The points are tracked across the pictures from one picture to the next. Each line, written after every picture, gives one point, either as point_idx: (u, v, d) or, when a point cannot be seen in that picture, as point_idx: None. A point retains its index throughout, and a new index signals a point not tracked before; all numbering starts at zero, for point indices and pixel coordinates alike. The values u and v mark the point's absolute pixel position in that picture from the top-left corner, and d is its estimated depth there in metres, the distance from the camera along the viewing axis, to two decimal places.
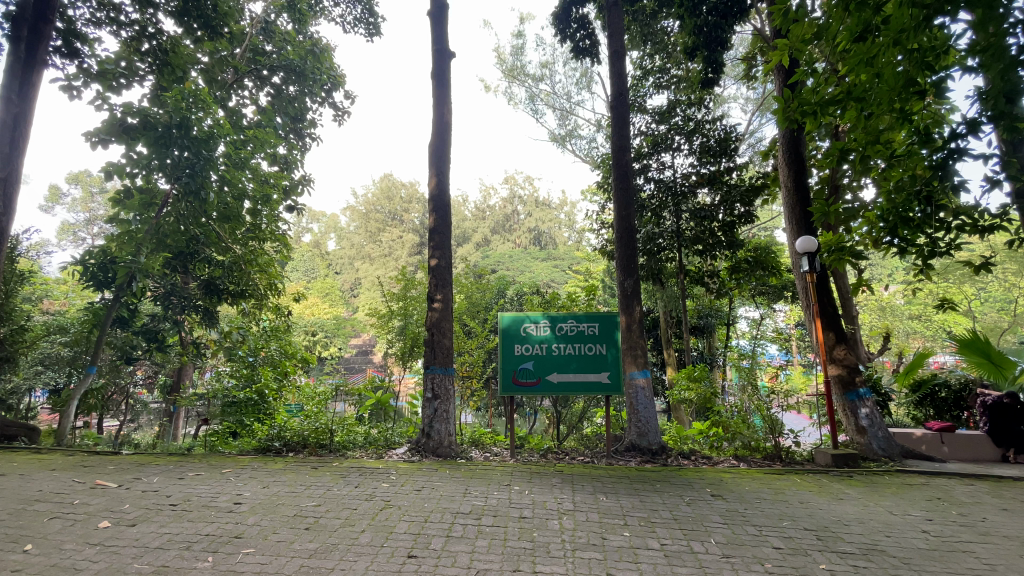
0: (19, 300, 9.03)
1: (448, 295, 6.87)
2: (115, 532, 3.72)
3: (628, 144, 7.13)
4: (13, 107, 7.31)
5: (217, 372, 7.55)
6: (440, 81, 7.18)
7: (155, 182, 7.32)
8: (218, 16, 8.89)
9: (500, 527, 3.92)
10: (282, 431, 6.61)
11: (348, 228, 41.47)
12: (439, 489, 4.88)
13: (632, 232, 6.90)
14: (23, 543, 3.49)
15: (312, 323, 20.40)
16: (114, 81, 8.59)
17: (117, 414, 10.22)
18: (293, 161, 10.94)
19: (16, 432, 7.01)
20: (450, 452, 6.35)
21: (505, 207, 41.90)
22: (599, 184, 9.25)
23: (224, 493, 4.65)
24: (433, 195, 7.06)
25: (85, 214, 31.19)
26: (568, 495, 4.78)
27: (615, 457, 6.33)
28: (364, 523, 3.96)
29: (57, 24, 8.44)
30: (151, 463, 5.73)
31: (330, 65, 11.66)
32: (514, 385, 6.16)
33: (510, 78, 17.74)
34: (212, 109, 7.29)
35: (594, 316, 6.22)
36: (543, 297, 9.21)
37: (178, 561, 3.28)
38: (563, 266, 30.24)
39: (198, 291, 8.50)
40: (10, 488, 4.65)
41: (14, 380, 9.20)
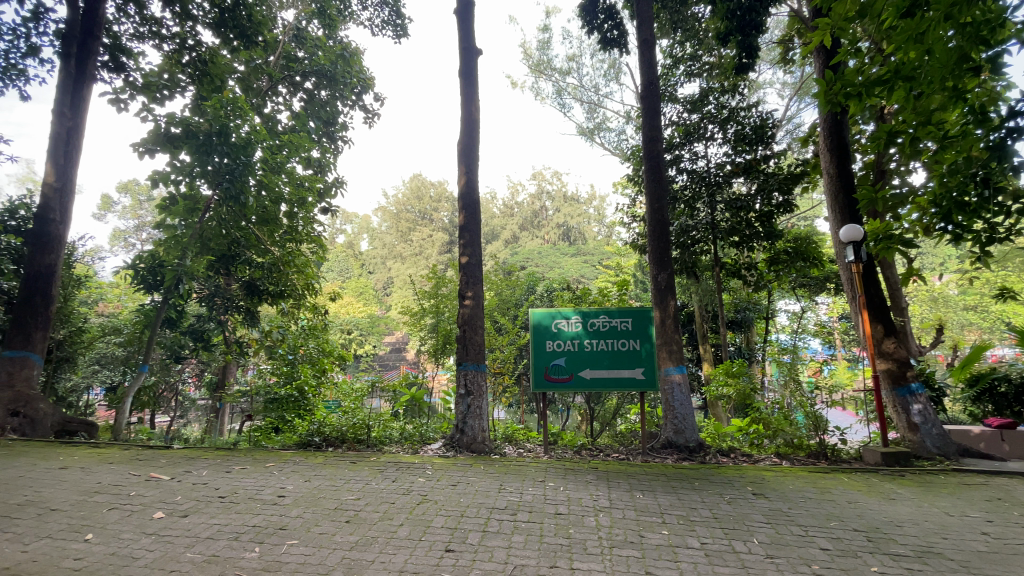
0: (77, 304, 9.63)
1: (479, 292, 6.86)
2: (168, 523, 3.90)
3: (660, 133, 6.95)
4: (66, 120, 7.77)
5: (260, 370, 7.83)
6: (468, 79, 7.19)
7: (197, 189, 7.57)
8: (252, 25, 9.18)
9: (536, 524, 3.90)
10: (322, 426, 6.79)
11: (379, 229, 42.28)
12: (474, 484, 4.91)
13: (666, 225, 6.75)
14: (84, 533, 3.70)
15: (348, 322, 21.01)
16: (157, 93, 9.00)
17: (167, 411, 10.74)
18: (326, 164, 11.22)
19: (75, 428, 7.41)
20: (484, 448, 6.39)
21: (533, 203, 41.83)
22: (629, 177, 9.07)
23: (268, 487, 4.81)
24: (462, 194, 7.09)
25: (134, 221, 32.94)
26: (604, 492, 4.73)
27: (652, 454, 6.21)
28: (402, 517, 4.02)
29: (105, 41, 8.89)
30: (200, 457, 5.99)
31: (360, 68, 11.89)
32: (546, 382, 6.13)
33: (536, 73, 17.65)
34: (249, 116, 7.54)
35: (628, 311, 6.11)
36: (574, 292, 9.13)
37: (227, 551, 3.41)
38: (593, 261, 29.98)
39: (239, 293, 9.05)
40: (72, 481, 4.94)
41: (73, 379, 9.78)
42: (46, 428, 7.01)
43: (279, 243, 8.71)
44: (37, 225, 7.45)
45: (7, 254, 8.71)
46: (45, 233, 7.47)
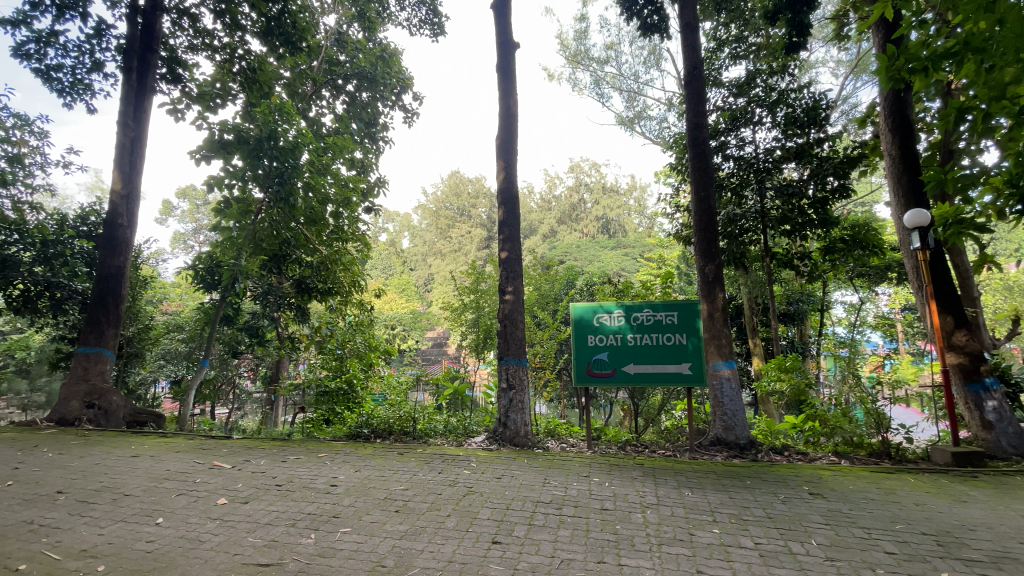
0: (143, 303, 10.32)
1: (519, 287, 6.85)
2: (231, 508, 4.13)
3: (705, 120, 6.72)
4: (130, 131, 8.30)
5: (311, 365, 8.20)
6: (506, 73, 7.17)
7: (249, 192, 7.93)
8: (297, 31, 9.48)
9: (582, 518, 3.88)
10: (370, 418, 7.01)
11: (420, 227, 43.06)
12: (518, 478, 4.93)
13: (712, 214, 6.53)
14: (155, 516, 3.97)
15: (392, 318, 21.57)
16: (211, 102, 9.47)
17: (226, 403, 11.37)
18: (369, 164, 11.50)
19: (145, 419, 7.93)
20: (527, 442, 6.40)
21: (571, 196, 41.43)
22: (672, 166, 8.81)
23: (321, 476, 5.00)
24: (501, 188, 7.10)
25: (193, 224, 35.00)
26: (651, 488, 4.65)
27: (700, 451, 6.03)
28: (449, 508, 4.09)
29: (163, 54, 9.43)
30: (258, 447, 6.31)
31: (400, 68, 12.12)
32: (588, 376, 6.07)
33: (574, 64, 17.41)
34: (295, 119, 7.81)
35: (673, 305, 5.96)
36: (615, 286, 8.99)
37: (285, 537, 3.57)
38: (634, 254, 29.41)
39: (292, 290, 9.35)
40: (144, 468, 5.31)
41: (141, 373, 10.49)
42: (118, 419, 7.53)
43: (327, 242, 9.13)
44: (107, 230, 8.01)
45: (81, 257, 9.43)
46: (114, 237, 8.02)
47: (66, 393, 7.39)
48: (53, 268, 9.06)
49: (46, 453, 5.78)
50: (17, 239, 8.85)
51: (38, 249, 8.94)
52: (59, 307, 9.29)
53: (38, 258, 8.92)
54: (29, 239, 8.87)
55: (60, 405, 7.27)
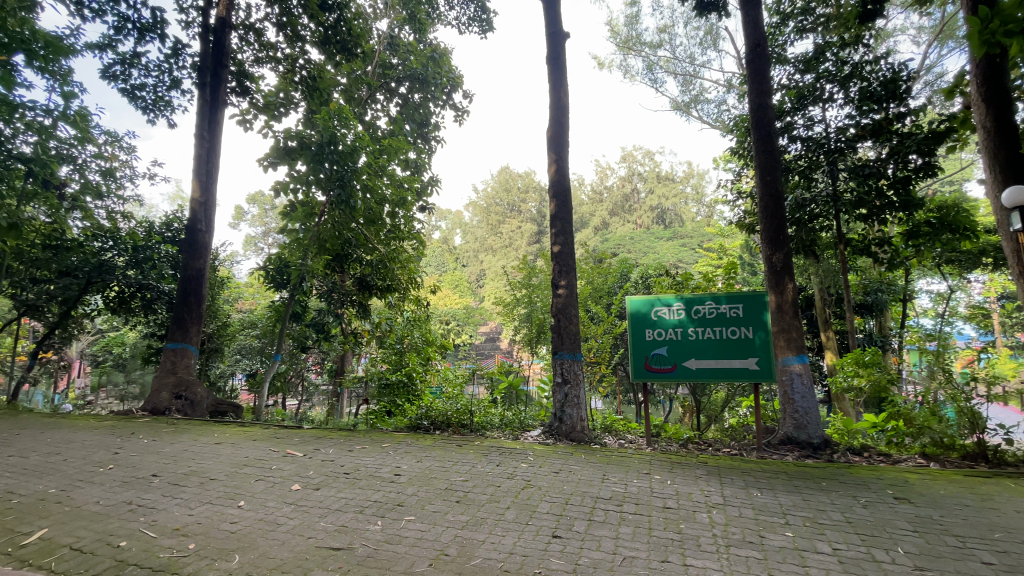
0: (220, 302, 11.17)
1: (573, 281, 6.78)
2: (304, 494, 4.38)
3: (770, 100, 6.35)
4: (206, 142, 8.95)
5: (372, 359, 8.50)
6: (556, 64, 7.10)
7: (312, 195, 8.36)
8: (352, 38, 9.84)
9: (644, 516, 3.80)
10: (429, 410, 7.18)
11: (471, 224, 43.66)
12: (576, 473, 4.91)
13: (779, 200, 6.17)
14: (237, 500, 4.29)
15: (446, 314, 22.05)
16: (276, 111, 10.02)
17: (296, 395, 12.04)
18: (423, 164, 11.77)
19: (226, 408, 8.64)
20: (583, 437, 6.34)
21: (624, 187, 40.57)
22: (733, 151, 8.38)
23: (385, 466, 5.20)
24: (553, 181, 7.04)
25: (262, 228, 37.35)
26: (716, 488, 4.47)
27: (768, 451, 5.73)
28: (508, 500, 4.14)
29: (232, 69, 10.07)
30: (326, 436, 6.65)
31: (450, 68, 12.34)
32: (647, 372, 5.92)
33: (625, 50, 16.96)
34: (353, 124, 8.13)
35: (737, 297, 5.69)
36: (673, 278, 8.71)
37: (354, 523, 3.75)
38: (691, 244, 28.44)
39: (353, 287, 9.85)
40: (226, 454, 5.74)
41: (220, 367, 11.56)
42: (202, 409, 8.17)
43: (385, 242, 9.43)
44: (189, 234, 8.69)
45: (167, 261, 10.30)
46: (195, 241, 8.69)
47: (158, 384, 8.10)
48: (144, 271, 9.95)
49: (142, 439, 6.37)
50: (112, 246, 9.78)
51: (130, 254, 9.85)
52: (149, 307, 10.19)
53: (131, 262, 9.83)
54: (123, 245, 9.79)
55: (153, 395, 7.96)
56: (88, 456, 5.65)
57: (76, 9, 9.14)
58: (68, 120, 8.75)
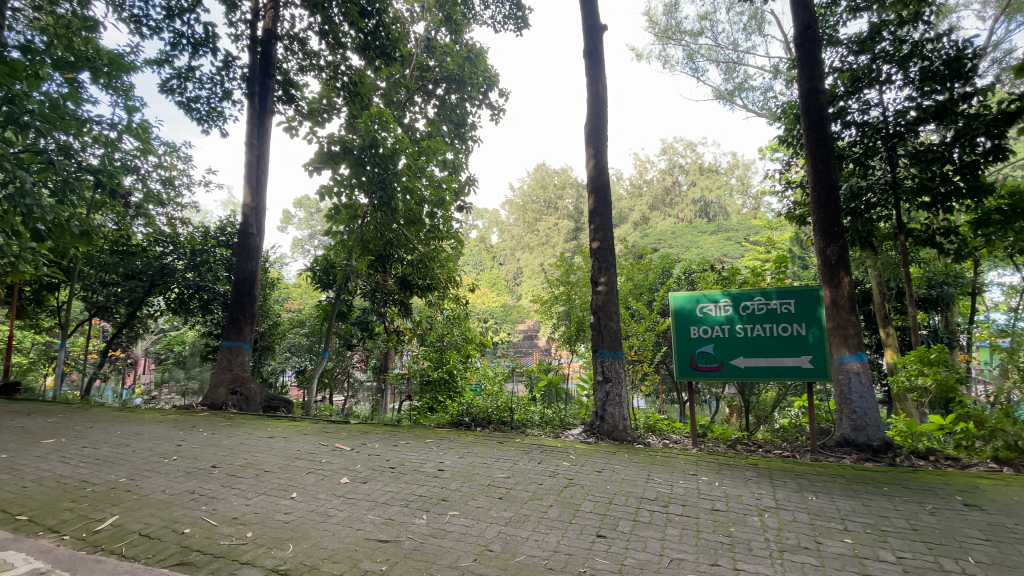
0: (271, 302, 11.73)
1: (613, 277, 6.68)
2: (353, 487, 4.53)
3: (822, 84, 6.04)
4: (255, 149, 9.36)
5: (414, 356, 8.66)
6: (593, 57, 7.01)
7: (355, 198, 8.63)
8: (390, 42, 10.04)
9: (691, 518, 3.70)
10: (470, 407, 7.26)
11: (508, 222, 43.79)
12: (620, 472, 4.84)
13: (833, 189, 5.86)
14: (290, 491, 4.48)
15: (485, 311, 22.24)
16: (319, 117, 10.36)
17: (342, 391, 12.43)
18: (461, 164, 11.90)
19: (278, 403, 9.03)
20: (626, 436, 6.24)
21: (664, 180, 39.69)
22: (781, 139, 8.00)
23: (429, 460, 5.31)
24: (592, 176, 6.96)
25: (308, 230, 38.87)
26: (768, 491, 4.30)
27: (824, 453, 5.46)
28: (552, 498, 4.13)
29: (279, 78, 10.50)
30: (372, 431, 6.85)
31: (486, 66, 12.41)
32: (692, 370, 5.77)
33: (664, 40, 16.54)
34: (392, 127, 8.29)
35: (789, 291, 5.45)
36: (718, 272, 8.44)
37: (400, 516, 3.84)
38: (737, 238, 27.54)
39: (395, 287, 10.05)
40: (279, 448, 6.00)
41: (272, 363, 12.05)
42: (256, 405, 8.57)
43: (425, 242, 9.60)
44: (241, 238, 9.12)
45: (222, 263, 10.85)
46: (247, 244, 9.10)
47: (215, 380, 8.55)
48: (201, 273, 10.52)
49: (202, 432, 6.75)
50: (172, 250, 10.41)
51: (188, 258, 10.45)
52: (206, 307, 10.77)
53: (189, 265, 10.43)
54: (181, 249, 10.41)
55: (211, 391, 8.42)
56: (154, 447, 6.04)
57: (135, 28, 9.75)
58: (131, 132, 9.36)
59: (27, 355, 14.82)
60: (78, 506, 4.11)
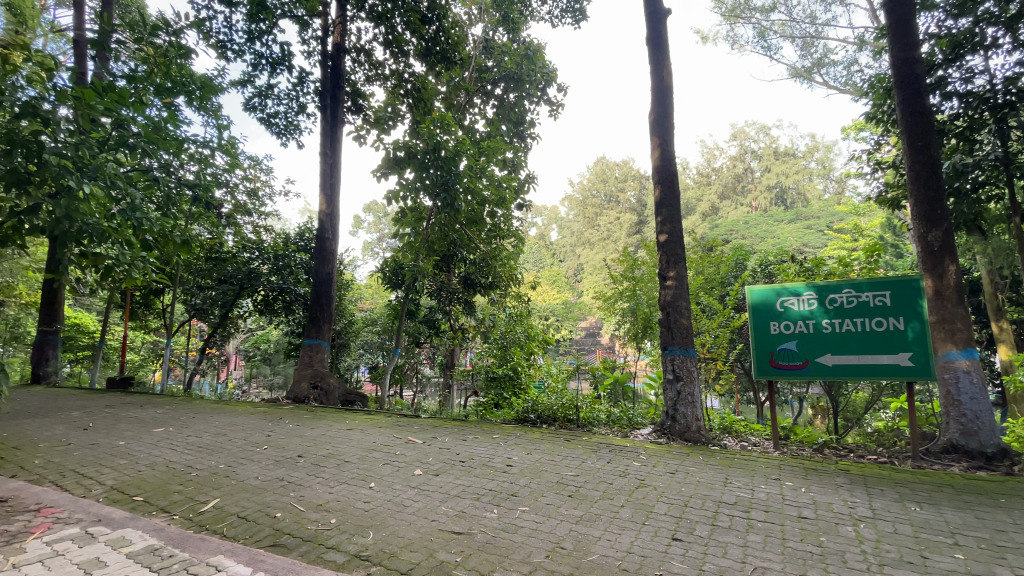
0: (346, 302, 12.41)
1: (683, 272, 6.43)
2: (426, 479, 4.70)
3: (919, 52, 5.45)
4: (328, 158, 9.91)
5: (479, 353, 8.80)
6: (657, 44, 6.77)
7: (420, 201, 8.92)
8: (451, 47, 10.26)
9: (776, 525, 3.49)
10: (536, 404, 7.29)
11: (569, 218, 43.44)
12: (695, 474, 4.65)
13: (935, 167, 5.28)
14: (368, 480, 4.72)
15: (547, 309, 22.19)
16: (385, 124, 10.78)
17: (411, 386, 12.89)
18: (520, 162, 11.94)
19: (355, 397, 9.55)
20: (699, 437, 5.99)
21: (734, 167, 37.65)
22: (868, 117, 7.32)
23: (498, 455, 5.39)
24: (658, 167, 6.73)
25: (377, 234, 40.76)
26: (862, 499, 3.96)
27: (927, 460, 4.95)
28: (623, 498, 4.05)
29: (348, 90, 11.05)
30: (442, 426, 7.05)
31: (544, 63, 12.37)
32: (772, 369, 5.45)
33: (732, 19, 15.65)
34: (453, 130, 8.46)
35: (883, 282, 4.99)
36: (799, 263, 7.90)
37: (472, 509, 3.93)
38: (818, 226, 25.63)
39: (460, 286, 10.42)
40: (357, 440, 6.33)
41: (347, 360, 12.73)
42: (334, 399, 9.11)
43: (487, 241, 9.79)
44: (318, 242, 9.70)
45: (302, 267, 11.62)
46: (324, 248, 9.68)
47: (298, 376, 9.16)
48: (283, 276, 11.35)
49: (288, 424, 7.27)
50: (257, 256, 11.30)
51: (272, 262, 11.31)
52: (289, 308, 11.57)
53: (273, 269, 11.29)
54: (266, 255, 11.28)
55: (295, 385, 9.03)
56: (247, 437, 6.58)
57: (221, 53, 10.64)
58: (221, 149, 10.21)
59: (139, 353, 16.65)
60: (185, 489, 4.56)
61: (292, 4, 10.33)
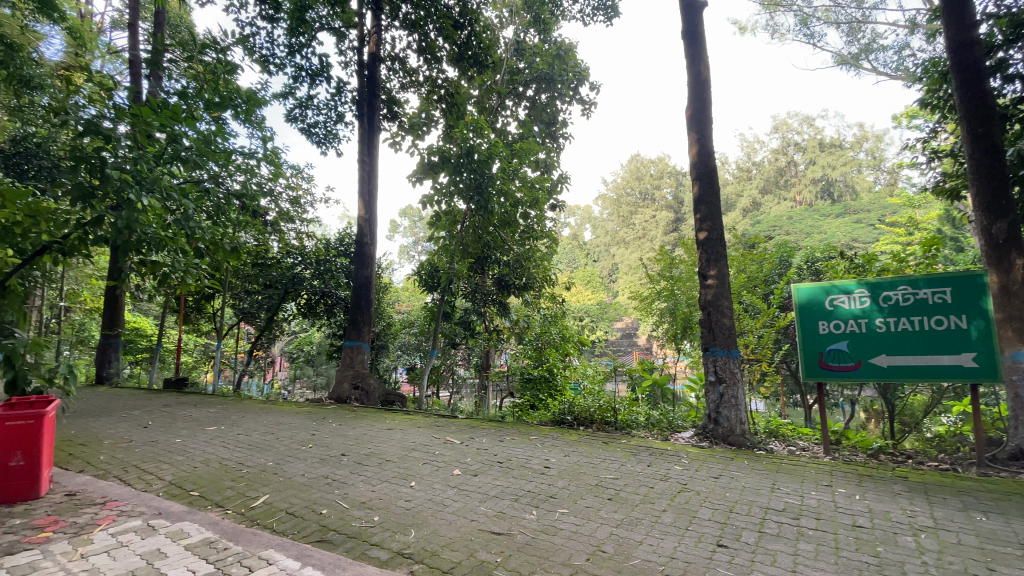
0: (384, 305, 12.70)
1: (723, 270, 6.25)
2: (464, 479, 4.75)
3: (977, 34, 5.11)
4: (366, 165, 10.18)
5: (514, 354, 8.82)
6: (693, 37, 6.62)
7: (454, 204, 9.04)
8: (483, 51, 10.36)
9: (828, 533, 3.34)
10: (572, 406, 7.24)
11: (603, 218, 42.98)
12: (740, 479, 4.51)
13: (998, 156, 4.94)
14: (409, 479, 4.81)
15: (582, 310, 22.00)
16: (420, 130, 10.99)
17: (448, 387, 13.06)
18: (553, 163, 11.91)
19: (394, 397, 9.75)
20: (744, 441, 5.81)
21: (776, 160, 36.29)
22: (922, 103, 6.90)
23: (535, 457, 5.39)
24: (696, 163, 6.58)
25: (412, 237, 41.54)
26: (922, 508, 3.74)
27: (995, 468, 4.62)
28: (664, 502, 3.96)
29: (383, 98, 11.32)
30: (479, 427, 7.10)
31: (576, 62, 12.30)
32: (822, 370, 5.23)
33: (771, 8, 15.10)
34: (486, 133, 8.51)
35: (943, 279, 4.70)
36: (848, 259, 7.53)
37: (511, 510, 3.94)
38: (869, 220, 24.38)
39: (493, 288, 10.43)
40: (396, 439, 6.47)
41: (386, 361, 13.01)
42: (375, 399, 9.34)
43: (520, 242, 9.82)
44: (358, 247, 9.97)
45: (342, 271, 11.98)
46: (363, 253, 9.94)
47: (340, 377, 9.45)
48: (325, 280, 11.72)
49: (332, 423, 7.50)
50: (300, 261, 11.76)
51: (314, 267, 11.71)
52: (330, 310, 11.96)
53: (315, 273, 11.69)
54: (309, 260, 11.70)
55: (337, 386, 9.32)
56: (294, 436, 6.84)
57: (264, 67, 11.11)
58: (266, 159, 10.67)
59: (192, 355, 17.54)
60: (237, 485, 4.78)
61: (330, 16, 10.67)
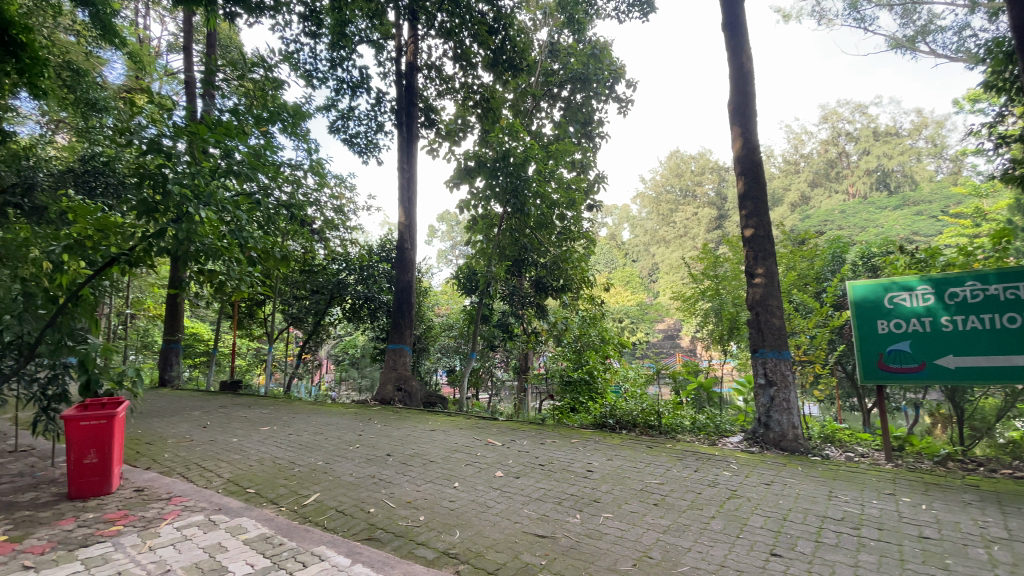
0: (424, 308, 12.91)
1: (771, 269, 6.02)
2: (507, 481, 4.77)
3: None
4: (405, 171, 10.43)
5: (553, 356, 8.79)
6: (733, 29, 6.43)
7: (491, 208, 9.12)
8: (517, 54, 10.42)
9: (892, 545, 3.15)
10: (614, 409, 7.13)
11: (642, 217, 42.20)
12: (793, 486, 4.32)
13: None
14: (452, 480, 4.88)
15: (622, 311, 21.64)
16: (456, 136, 11.15)
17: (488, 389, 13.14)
18: (589, 163, 11.81)
19: (435, 399, 9.89)
20: (797, 447, 5.56)
21: (826, 152, 34.58)
22: (987, 85, 6.43)
23: (577, 460, 5.35)
24: (739, 158, 6.37)
25: (451, 241, 42.10)
26: (999, 518, 3.47)
27: None
28: (713, 509, 3.85)
29: (421, 106, 11.57)
30: (520, 429, 7.11)
31: (611, 60, 12.15)
32: (882, 372, 4.93)
33: None
34: (521, 136, 8.54)
35: (1016, 273, 4.35)
36: (909, 254, 7.09)
37: (555, 513, 3.93)
38: (932, 212, 22.83)
39: (531, 290, 10.41)
40: (439, 440, 6.57)
41: (427, 363, 13.23)
42: (417, 401, 9.51)
43: (558, 244, 9.80)
44: (398, 252, 10.22)
45: (384, 276, 12.29)
46: (403, 258, 10.17)
47: (384, 379, 9.68)
48: (368, 285, 12.07)
49: (376, 425, 7.70)
50: (345, 267, 12.15)
51: (358, 273, 12.07)
52: (373, 314, 12.29)
53: (358, 279, 12.04)
54: (352, 266, 12.08)
55: (381, 388, 9.55)
56: (341, 436, 7.07)
57: (308, 81, 11.57)
58: (311, 170, 11.12)
59: (246, 359, 18.40)
60: (289, 483, 4.98)
61: (369, 29, 11.00)
